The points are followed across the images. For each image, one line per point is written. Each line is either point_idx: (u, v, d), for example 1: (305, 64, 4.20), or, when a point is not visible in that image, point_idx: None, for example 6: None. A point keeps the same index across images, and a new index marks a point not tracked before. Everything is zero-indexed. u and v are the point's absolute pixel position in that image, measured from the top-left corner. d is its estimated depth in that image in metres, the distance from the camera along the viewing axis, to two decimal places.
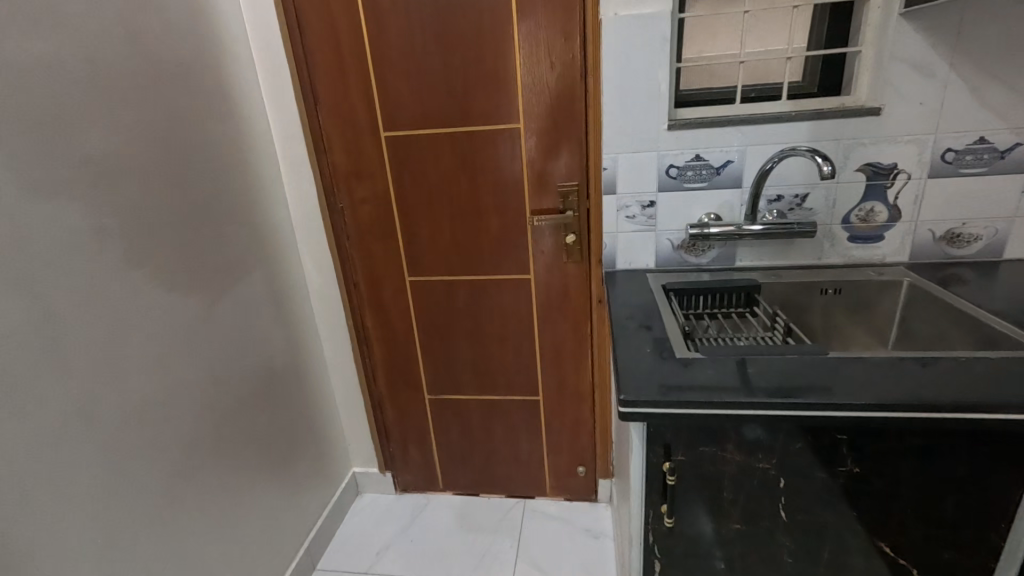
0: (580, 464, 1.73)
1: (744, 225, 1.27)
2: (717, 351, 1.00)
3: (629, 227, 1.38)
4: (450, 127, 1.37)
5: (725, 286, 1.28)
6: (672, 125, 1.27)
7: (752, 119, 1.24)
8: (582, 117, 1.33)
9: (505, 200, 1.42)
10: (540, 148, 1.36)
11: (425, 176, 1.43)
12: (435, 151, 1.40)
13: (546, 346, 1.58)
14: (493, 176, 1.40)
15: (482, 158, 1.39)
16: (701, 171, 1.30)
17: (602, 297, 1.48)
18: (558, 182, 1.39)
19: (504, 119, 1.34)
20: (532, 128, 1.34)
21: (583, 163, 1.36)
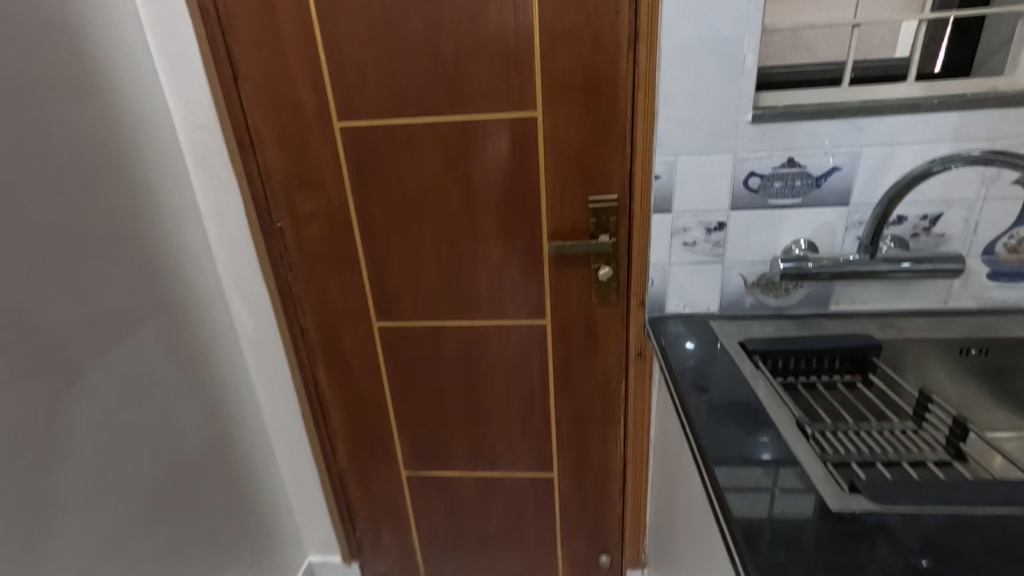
0: (604, 553, 1.34)
1: (856, 260, 0.91)
2: (889, 489, 0.62)
3: (686, 258, 0.99)
4: (434, 116, 0.95)
5: (829, 347, 0.90)
6: (760, 115, 0.88)
7: (874, 109, 0.86)
8: (627, 104, 0.92)
9: (513, 219, 1.01)
10: (565, 147, 0.95)
11: (398, 184, 1.00)
12: (412, 150, 0.97)
13: (562, 412, 1.18)
14: (498, 186, 0.99)
15: (482, 160, 0.97)
16: (794, 182, 0.92)
17: (643, 349, 1.09)
18: (589, 195, 0.98)
19: (514, 105, 0.93)
20: (554, 119, 0.93)
21: (627, 169, 0.96)
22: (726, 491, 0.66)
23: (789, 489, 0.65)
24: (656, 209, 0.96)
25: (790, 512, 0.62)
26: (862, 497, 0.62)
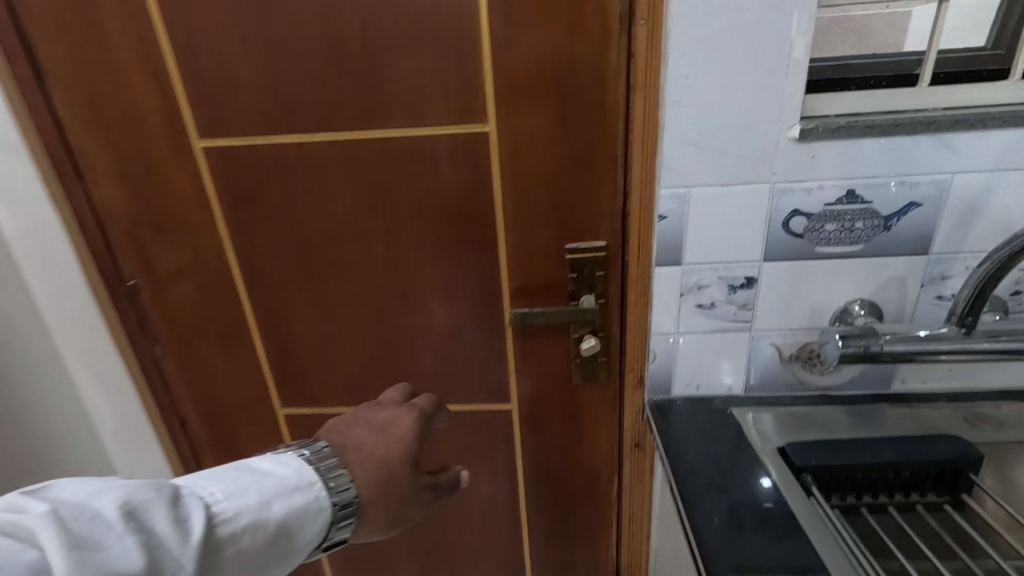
0: None
1: (947, 334, 0.63)
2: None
3: (701, 325, 0.72)
4: (339, 134, 0.65)
5: (914, 463, 0.63)
6: (812, 130, 0.61)
7: (976, 121, 0.60)
8: (618, 116, 0.64)
9: (462, 275, 0.72)
10: (531, 177, 0.66)
11: (296, 230, 0.70)
12: (312, 182, 0.67)
13: (533, 517, 0.90)
14: (438, 231, 0.70)
15: (412, 196, 0.68)
16: (853, 224, 0.65)
17: (642, 440, 0.81)
18: (565, 241, 0.70)
19: (455, 117, 0.63)
20: (515, 138, 0.64)
21: (618, 207, 0.68)
22: None
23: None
24: (660, 261, 0.68)
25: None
26: None
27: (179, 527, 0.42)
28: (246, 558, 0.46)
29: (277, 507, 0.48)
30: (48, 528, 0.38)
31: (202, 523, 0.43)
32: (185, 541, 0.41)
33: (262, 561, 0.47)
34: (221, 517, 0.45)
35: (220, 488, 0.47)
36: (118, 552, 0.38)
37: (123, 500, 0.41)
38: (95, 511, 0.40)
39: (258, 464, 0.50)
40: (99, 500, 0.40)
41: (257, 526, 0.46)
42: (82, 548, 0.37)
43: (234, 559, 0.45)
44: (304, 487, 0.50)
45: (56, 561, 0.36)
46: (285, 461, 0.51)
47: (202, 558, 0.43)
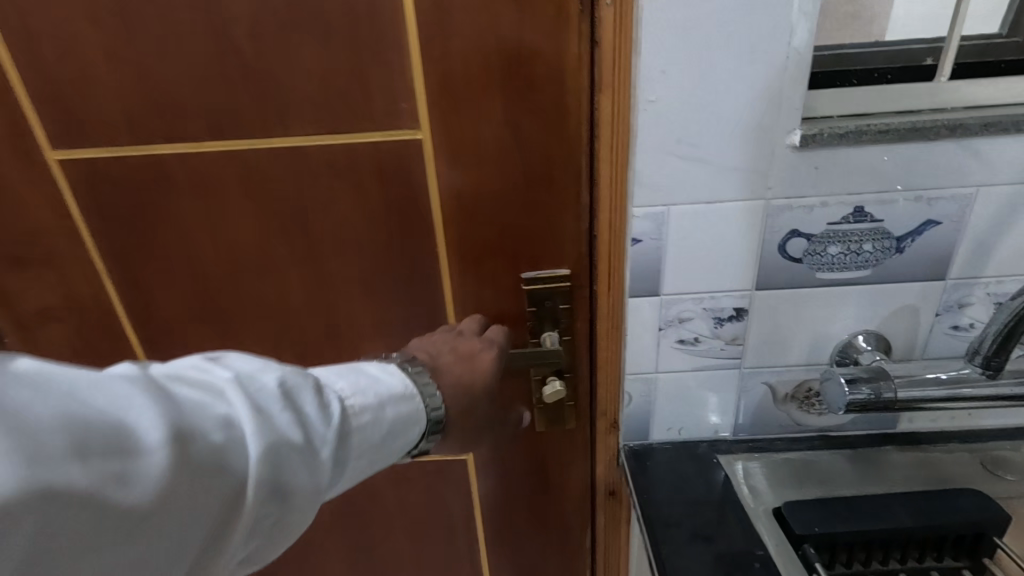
0: None
1: (968, 375, 0.54)
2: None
3: (683, 362, 0.61)
4: (233, 144, 0.52)
5: (926, 525, 0.55)
6: (817, 136, 0.50)
7: (1009, 125, 0.49)
8: (580, 119, 0.52)
9: (399, 310, 0.60)
10: (477, 194, 0.54)
11: (190, 261, 0.57)
12: (203, 203, 0.54)
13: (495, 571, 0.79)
14: (367, 260, 0.57)
15: (331, 219, 0.55)
16: (861, 246, 0.55)
17: (617, 487, 0.71)
18: (522, 269, 0.59)
19: (378, 122, 0.51)
20: (455, 147, 0.52)
21: (584, 229, 0.57)
22: None
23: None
24: (635, 291, 0.57)
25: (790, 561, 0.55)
26: None
27: (319, 417, 0.38)
28: (372, 452, 0.42)
29: (392, 402, 0.44)
30: (232, 391, 0.36)
31: (340, 412, 0.40)
32: (326, 423, 0.39)
33: (386, 455, 0.44)
34: (356, 405, 0.41)
35: (348, 384, 0.42)
36: (282, 423, 0.36)
37: (283, 376, 0.38)
38: (260, 385, 0.37)
39: (367, 368, 0.45)
40: (264, 374, 0.37)
41: (387, 420, 0.43)
42: (258, 412, 0.35)
43: (366, 449, 0.42)
44: (409, 396, 0.46)
45: (245, 424, 0.35)
46: (391, 370, 0.47)
47: (343, 442, 0.40)
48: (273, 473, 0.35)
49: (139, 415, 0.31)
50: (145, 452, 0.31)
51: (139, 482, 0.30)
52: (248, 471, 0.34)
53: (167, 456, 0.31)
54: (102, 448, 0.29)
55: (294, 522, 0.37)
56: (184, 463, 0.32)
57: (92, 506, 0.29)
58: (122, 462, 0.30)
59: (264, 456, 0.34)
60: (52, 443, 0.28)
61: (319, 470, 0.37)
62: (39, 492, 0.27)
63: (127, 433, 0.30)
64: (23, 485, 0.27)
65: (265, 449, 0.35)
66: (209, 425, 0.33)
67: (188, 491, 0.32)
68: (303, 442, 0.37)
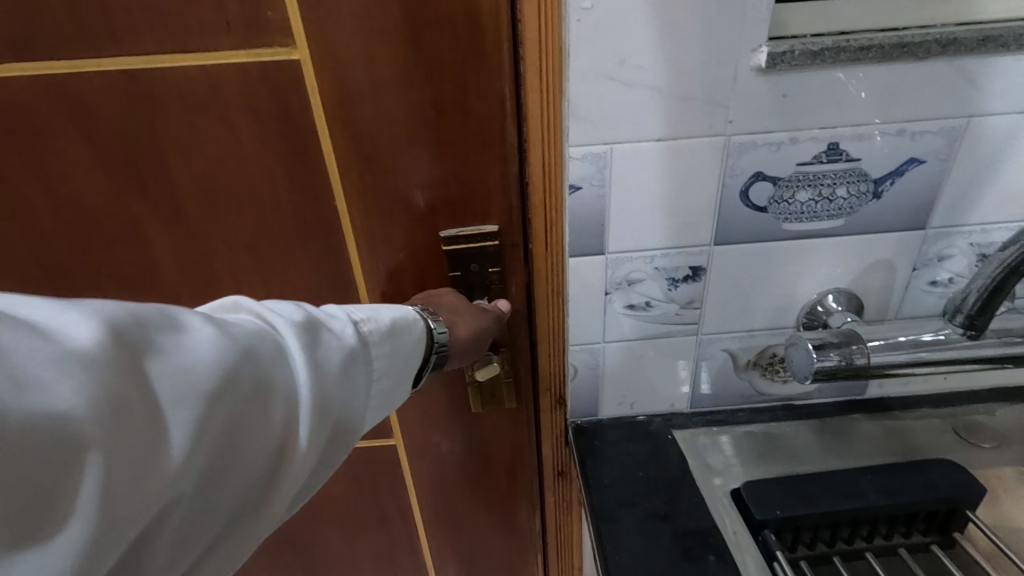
0: None
1: (946, 337, 0.48)
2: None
3: (633, 330, 0.54)
4: (56, 66, 0.41)
5: (895, 500, 0.50)
6: (786, 54, 0.41)
7: (1009, 40, 0.42)
8: (495, 25, 0.41)
9: (294, 272, 0.52)
10: (374, 129, 0.44)
11: (24, 217, 0.48)
12: (25, 141, 0.44)
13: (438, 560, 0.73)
14: (250, 209, 0.48)
15: (193, 159, 0.45)
16: (833, 191, 0.47)
17: (565, 467, 0.65)
18: (440, 227, 0.50)
19: (239, 37, 0.41)
20: (339, 67, 0.42)
21: (512, 173, 0.47)
22: None
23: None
24: (576, 248, 0.49)
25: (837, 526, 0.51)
26: None
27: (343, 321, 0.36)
28: (398, 372, 0.39)
29: (399, 310, 0.41)
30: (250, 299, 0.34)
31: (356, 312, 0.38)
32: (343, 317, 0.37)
33: (412, 370, 0.41)
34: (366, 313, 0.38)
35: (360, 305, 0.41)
36: (310, 320, 0.34)
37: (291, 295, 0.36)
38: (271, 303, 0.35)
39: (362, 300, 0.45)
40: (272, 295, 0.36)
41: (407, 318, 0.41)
42: (280, 309, 0.34)
43: (393, 367, 0.39)
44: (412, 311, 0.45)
45: (273, 323, 0.33)
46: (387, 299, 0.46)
47: (374, 338, 0.37)
48: (318, 364, 0.33)
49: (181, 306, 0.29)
50: (200, 325, 0.28)
51: (200, 347, 0.27)
52: (297, 352, 0.32)
53: (220, 331, 0.29)
54: (159, 318, 0.27)
55: (352, 414, 0.35)
56: (235, 339, 0.29)
57: (170, 365, 0.26)
58: (179, 331, 0.27)
59: (306, 344, 0.32)
60: (111, 310, 0.26)
61: (359, 364, 0.36)
62: (116, 343, 0.25)
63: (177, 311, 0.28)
64: (108, 345, 0.24)
65: (304, 331, 0.33)
66: (241, 317, 0.31)
67: (253, 361, 0.29)
68: (335, 335, 0.35)
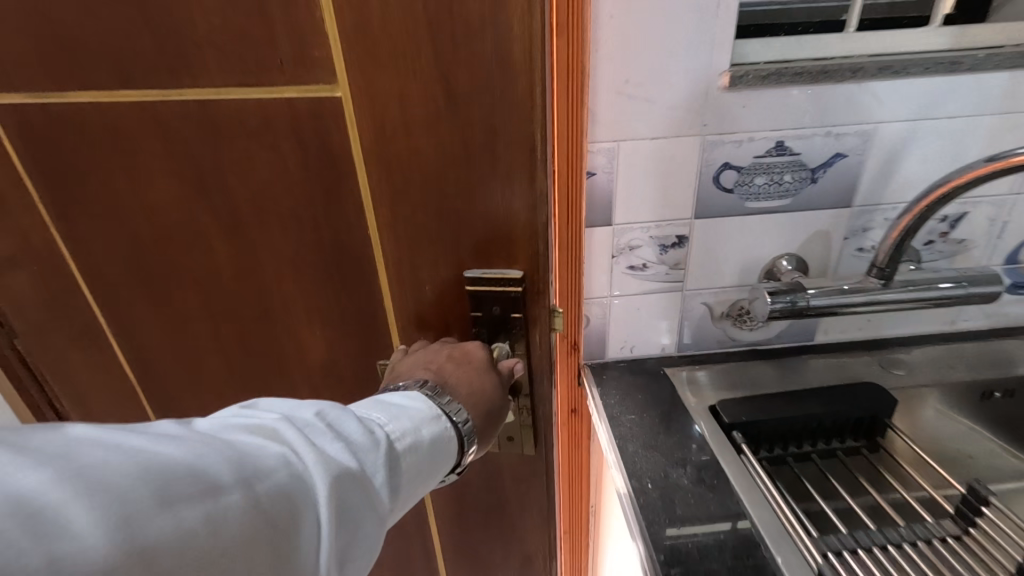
0: None
1: (866, 285, 0.64)
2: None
3: (633, 287, 0.70)
4: (186, 95, 0.57)
5: (832, 410, 0.65)
6: (742, 77, 0.57)
7: (900, 68, 0.58)
8: (535, 106, 0.55)
9: (328, 273, 0.67)
10: (422, 176, 0.59)
11: (140, 206, 0.65)
12: (147, 154, 0.61)
13: (477, 510, 0.85)
14: (300, 219, 0.64)
15: (279, 188, 0.62)
16: (782, 177, 0.64)
17: (577, 405, 0.80)
18: (468, 267, 0.65)
19: (293, 75, 0.55)
20: (385, 130, 0.57)
21: (538, 221, 0.61)
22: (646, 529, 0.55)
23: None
24: (591, 220, 0.65)
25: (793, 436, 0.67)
26: None
27: (367, 435, 0.44)
28: (418, 468, 0.48)
29: (424, 424, 0.50)
30: (284, 430, 0.39)
31: (386, 443, 0.45)
32: (377, 450, 0.44)
33: (427, 471, 0.49)
34: (411, 442, 0.48)
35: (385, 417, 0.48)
36: (338, 453, 0.40)
37: (321, 410, 0.43)
38: (305, 420, 0.41)
39: (392, 401, 0.52)
40: (306, 410, 0.42)
41: (441, 438, 0.51)
42: (311, 446, 0.39)
43: (410, 472, 0.47)
44: (435, 418, 0.52)
45: (303, 458, 0.38)
46: (411, 396, 0.53)
47: (401, 450, 0.47)
48: (340, 505, 0.39)
49: (206, 455, 0.34)
50: (229, 490, 0.33)
51: (225, 515, 0.32)
52: (324, 500, 0.38)
53: (247, 492, 0.34)
54: (181, 490, 0.31)
55: (360, 551, 0.41)
56: (260, 503, 0.34)
57: (183, 555, 0.30)
58: (204, 501, 0.32)
59: (334, 489, 0.38)
60: (136, 492, 0.29)
61: (376, 495, 0.42)
62: (125, 541, 0.28)
63: (205, 472, 0.33)
64: (115, 547, 0.27)
65: (333, 477, 0.39)
66: (274, 460, 0.37)
67: (273, 522, 0.34)
68: (357, 468, 0.41)
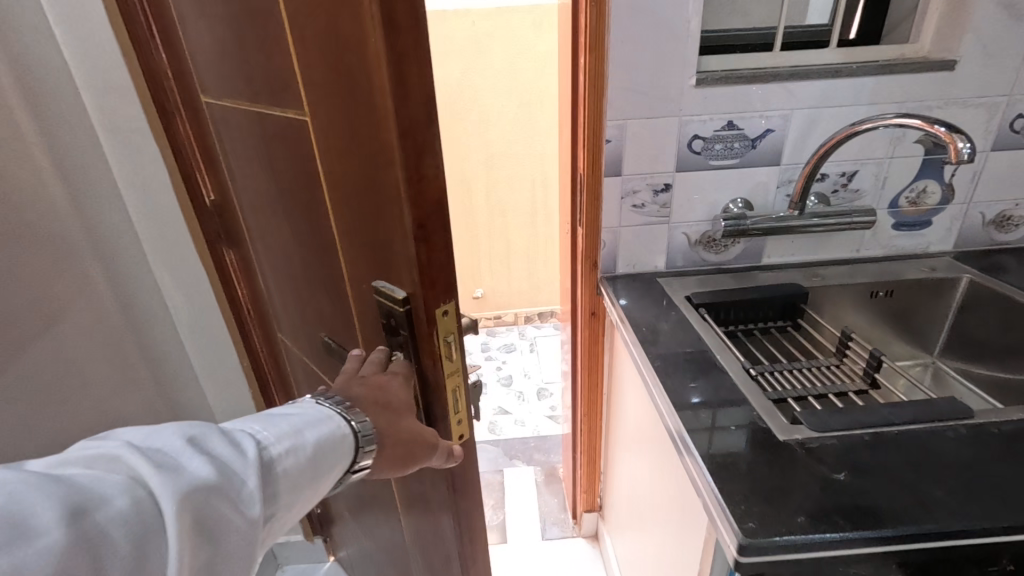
0: (597, 499, 1.49)
1: (787, 216, 0.98)
2: (822, 416, 0.66)
3: (635, 219, 1.04)
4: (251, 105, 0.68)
5: (767, 297, 0.98)
6: (704, 79, 0.92)
7: (804, 74, 0.92)
8: (390, 142, 0.48)
9: (325, 268, 0.71)
10: (346, 189, 0.58)
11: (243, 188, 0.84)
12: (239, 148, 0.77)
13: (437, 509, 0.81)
14: (305, 215, 0.68)
15: (290, 180, 0.68)
16: (733, 144, 0.98)
17: (597, 309, 1.15)
18: (378, 277, 0.61)
19: (283, 98, 0.60)
20: (324, 145, 0.57)
21: (413, 255, 0.54)
22: (639, 357, 0.87)
23: (743, 426, 0.68)
24: (608, 172, 0.99)
25: (742, 316, 1.00)
26: (803, 428, 0.66)
27: (235, 447, 0.42)
28: (295, 480, 0.45)
29: (318, 433, 0.48)
30: (129, 455, 0.38)
31: (258, 452, 0.43)
32: (245, 461, 0.42)
33: (310, 482, 0.46)
34: (288, 446, 0.45)
35: (264, 430, 0.45)
36: (196, 467, 0.39)
37: (183, 431, 0.41)
38: (162, 444, 0.39)
39: (276, 413, 0.49)
40: (161, 434, 0.40)
41: (331, 440, 0.48)
42: (162, 468, 0.37)
43: (291, 480, 0.45)
44: (329, 419, 0.50)
45: (150, 478, 0.37)
46: (301, 406, 0.51)
47: (277, 459, 0.44)
48: (199, 520, 0.37)
49: (24, 497, 0.32)
50: (46, 530, 0.31)
51: (44, 555, 0.31)
52: (175, 518, 0.36)
53: (75, 523, 0.33)
54: None
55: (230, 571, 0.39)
56: (88, 533, 0.33)
57: None
58: (17, 544, 0.30)
59: (186, 500, 0.37)
60: None
61: (248, 505, 0.40)
62: None
63: (24, 515, 0.31)
64: None
65: (186, 495, 0.37)
66: (114, 490, 0.35)
67: (106, 554, 0.33)
68: (220, 477, 0.39)
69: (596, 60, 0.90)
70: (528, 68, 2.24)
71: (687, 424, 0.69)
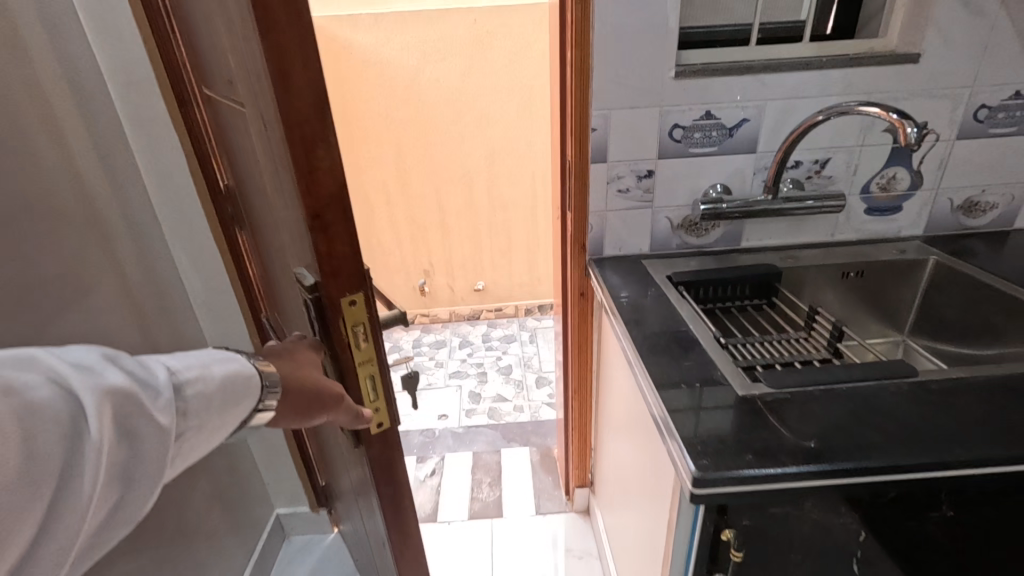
0: (588, 474, 1.57)
1: (762, 200, 1.04)
2: (780, 375, 0.73)
3: (620, 204, 1.11)
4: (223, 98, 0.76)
5: (744, 276, 1.05)
6: (683, 71, 0.99)
7: (777, 67, 0.99)
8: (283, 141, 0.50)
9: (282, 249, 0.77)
10: (270, 178, 0.60)
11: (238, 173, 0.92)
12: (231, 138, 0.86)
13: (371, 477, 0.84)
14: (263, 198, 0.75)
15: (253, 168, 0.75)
16: (711, 133, 1.04)
17: (585, 290, 1.22)
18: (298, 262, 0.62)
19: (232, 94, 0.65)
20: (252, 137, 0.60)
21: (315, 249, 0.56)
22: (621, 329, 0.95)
23: (710, 385, 0.75)
24: (595, 159, 1.06)
25: (720, 294, 1.07)
26: (763, 385, 0.73)
27: (148, 368, 0.45)
28: (207, 406, 0.48)
29: (230, 365, 0.51)
30: (48, 358, 0.40)
31: (171, 374, 0.46)
32: (160, 381, 0.45)
33: (220, 410, 0.49)
34: (197, 373, 0.48)
35: (176, 360, 0.48)
36: (116, 377, 0.42)
37: (101, 350, 0.43)
38: (81, 356, 0.42)
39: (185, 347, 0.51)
40: (79, 349, 0.42)
41: (241, 373, 0.52)
42: (86, 375, 0.40)
43: (203, 405, 0.48)
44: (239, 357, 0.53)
45: (74, 380, 0.40)
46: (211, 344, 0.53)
47: (190, 385, 0.47)
48: (118, 423, 0.40)
49: None
50: None
51: None
52: (99, 416, 0.39)
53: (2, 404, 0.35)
54: None
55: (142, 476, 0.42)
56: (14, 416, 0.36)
57: None
58: None
59: (110, 403, 0.40)
60: None
61: (164, 418, 0.43)
62: None
63: None
64: None
65: (111, 399, 0.40)
66: (36, 384, 0.38)
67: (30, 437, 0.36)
68: (140, 390, 0.42)
69: (582, 54, 0.97)
70: (528, 66, 2.31)
71: (660, 383, 0.76)
